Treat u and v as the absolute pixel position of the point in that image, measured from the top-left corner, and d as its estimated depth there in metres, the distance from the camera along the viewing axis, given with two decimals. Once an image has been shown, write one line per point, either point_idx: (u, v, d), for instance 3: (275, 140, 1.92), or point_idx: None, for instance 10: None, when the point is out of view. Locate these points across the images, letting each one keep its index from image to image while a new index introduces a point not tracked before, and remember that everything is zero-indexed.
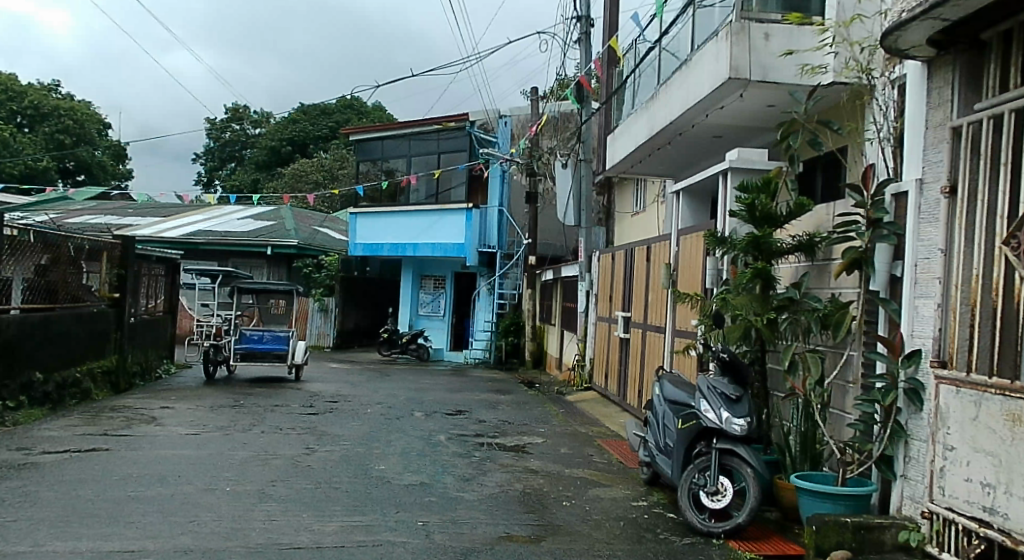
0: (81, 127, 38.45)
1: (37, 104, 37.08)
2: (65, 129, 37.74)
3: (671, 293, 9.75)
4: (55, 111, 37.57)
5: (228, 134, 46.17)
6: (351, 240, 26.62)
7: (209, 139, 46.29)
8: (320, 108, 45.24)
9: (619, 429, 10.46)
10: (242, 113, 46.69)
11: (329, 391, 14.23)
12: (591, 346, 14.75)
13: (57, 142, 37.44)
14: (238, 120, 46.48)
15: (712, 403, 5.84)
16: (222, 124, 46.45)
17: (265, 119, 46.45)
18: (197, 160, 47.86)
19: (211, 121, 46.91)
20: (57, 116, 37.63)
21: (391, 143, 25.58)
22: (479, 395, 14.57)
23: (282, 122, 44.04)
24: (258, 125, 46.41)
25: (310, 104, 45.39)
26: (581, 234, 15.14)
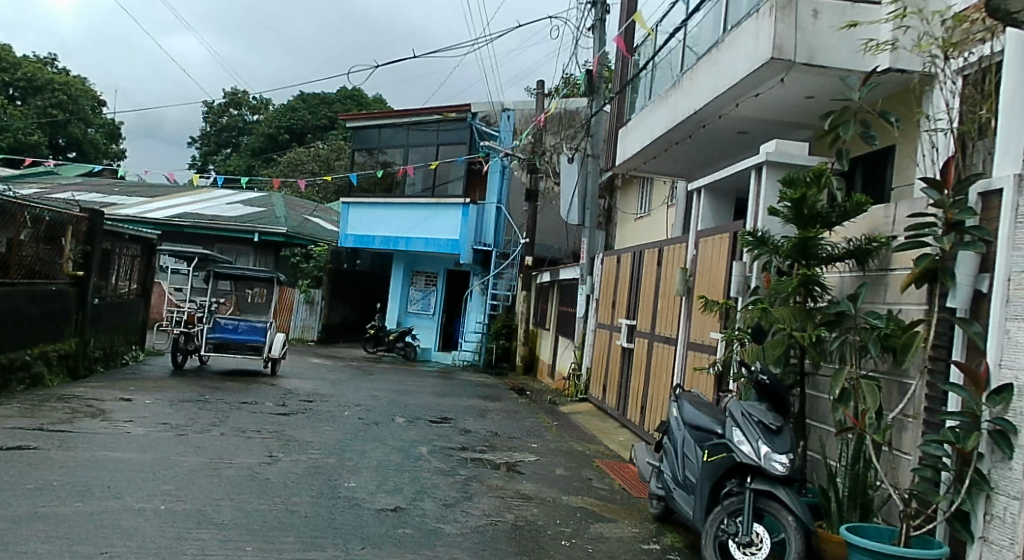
0: (74, 103, 37.02)
1: (31, 76, 35.36)
2: (58, 104, 36.29)
3: (685, 300, 8.82)
4: (49, 85, 36.09)
5: (225, 119, 45.12)
6: (341, 230, 25.58)
7: (205, 122, 45.19)
8: (320, 97, 44.29)
9: (620, 449, 9.50)
10: (241, 97, 45.62)
11: (305, 389, 13.21)
12: (588, 354, 13.79)
13: (49, 118, 35.92)
14: (237, 104, 45.43)
15: (748, 433, 4.87)
16: (220, 108, 45.38)
17: (264, 105, 45.43)
18: (192, 144, 46.72)
19: (208, 104, 45.82)
20: (51, 91, 36.15)
21: (388, 132, 24.56)
22: (467, 401, 13.58)
23: (280, 109, 43.07)
24: (256, 111, 45.40)
25: (310, 93, 44.50)
26: (584, 234, 14.17)
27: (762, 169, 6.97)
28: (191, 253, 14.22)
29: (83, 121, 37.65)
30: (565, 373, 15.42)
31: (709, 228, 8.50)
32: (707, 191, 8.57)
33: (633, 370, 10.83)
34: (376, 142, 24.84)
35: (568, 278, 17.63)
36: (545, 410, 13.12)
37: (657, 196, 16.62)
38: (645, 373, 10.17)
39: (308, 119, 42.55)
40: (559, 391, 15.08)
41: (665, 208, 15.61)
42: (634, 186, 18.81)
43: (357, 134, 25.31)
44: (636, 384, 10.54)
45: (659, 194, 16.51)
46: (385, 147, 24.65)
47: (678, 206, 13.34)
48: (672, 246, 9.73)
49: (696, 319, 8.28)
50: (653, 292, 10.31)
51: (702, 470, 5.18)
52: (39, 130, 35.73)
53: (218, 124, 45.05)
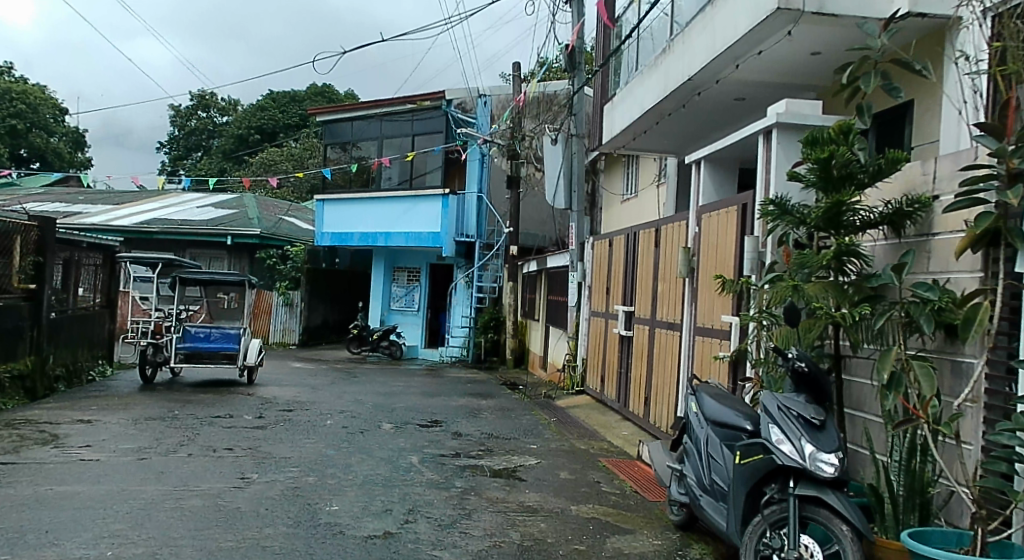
0: (34, 111, 36.04)
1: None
2: (18, 114, 35.30)
3: (688, 281, 8.19)
4: (7, 94, 35.11)
5: (194, 122, 44.01)
6: (318, 229, 24.79)
7: (174, 126, 44.09)
8: (290, 95, 43.34)
9: (625, 445, 8.84)
10: (208, 99, 44.57)
11: (285, 397, 12.48)
12: (583, 344, 13.12)
13: (10, 128, 34.96)
14: (205, 106, 44.36)
15: (788, 431, 4.17)
16: (188, 111, 44.29)
17: (233, 107, 44.43)
18: (161, 149, 45.65)
19: (176, 108, 44.73)
20: (8, 101, 35.21)
21: (360, 124, 23.79)
22: (457, 400, 12.89)
23: (249, 109, 42.10)
24: (226, 113, 44.37)
25: (279, 92, 43.57)
26: (572, 218, 13.50)
27: (772, 133, 6.33)
28: (156, 259, 13.49)
29: (46, 131, 36.64)
30: (559, 365, 14.74)
31: (711, 202, 7.83)
32: (708, 162, 7.90)
33: (633, 359, 10.18)
34: (349, 136, 24.05)
35: (556, 266, 16.96)
36: (541, 406, 12.45)
37: (645, 175, 15.96)
38: (648, 361, 9.52)
39: (279, 118, 41.59)
40: (554, 383, 14.40)
41: (655, 186, 14.95)
42: (618, 166, 18.15)
43: (329, 129, 24.51)
44: (638, 374, 9.88)
45: (647, 173, 15.85)
46: (358, 140, 23.86)
47: (670, 183, 12.70)
48: (670, 224, 9.06)
49: (704, 301, 7.63)
50: (651, 275, 9.65)
51: (734, 474, 4.49)
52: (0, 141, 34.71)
53: (187, 127, 43.96)
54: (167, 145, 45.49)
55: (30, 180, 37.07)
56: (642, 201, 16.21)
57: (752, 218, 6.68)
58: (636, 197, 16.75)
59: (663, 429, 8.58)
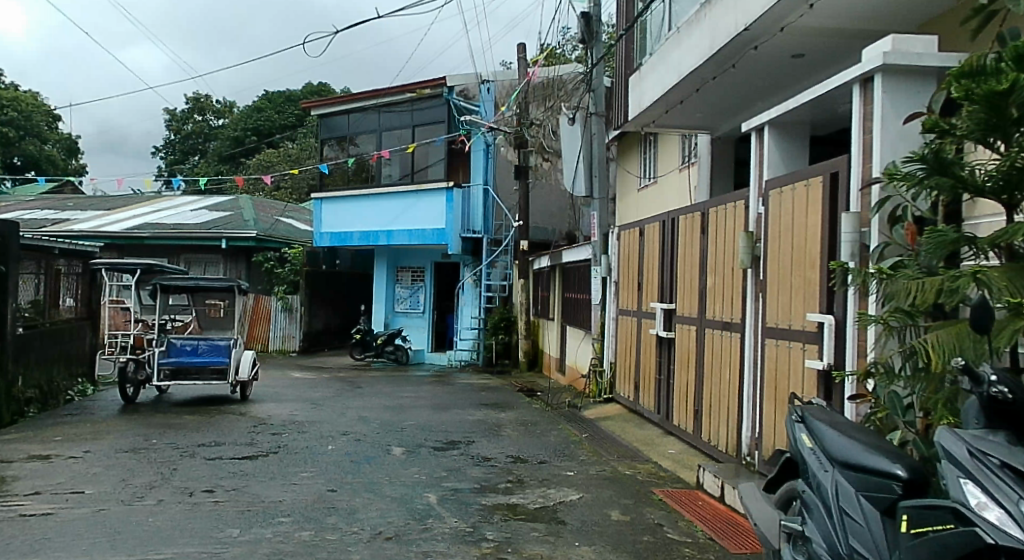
0: (27, 119, 34.56)
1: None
2: (10, 122, 33.89)
3: (750, 272, 6.86)
4: None
5: (190, 125, 42.57)
6: (316, 229, 23.47)
7: (169, 131, 42.69)
8: (285, 95, 42.10)
9: (677, 468, 7.51)
10: (203, 102, 43.28)
11: (282, 415, 11.18)
12: (609, 347, 11.78)
13: (2, 137, 33.51)
14: (201, 110, 43.01)
15: (993, 490, 2.82)
16: (183, 115, 42.89)
17: (230, 109, 43.16)
18: (157, 154, 44.39)
19: (171, 112, 43.37)
20: (1, 109, 33.70)
21: (357, 116, 22.49)
22: (473, 414, 11.58)
23: (244, 110, 40.83)
24: (221, 115, 43.05)
25: (274, 92, 42.30)
26: (594, 207, 12.18)
27: (874, 81, 5.00)
28: (134, 265, 12.22)
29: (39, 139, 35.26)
30: (581, 371, 13.36)
31: (778, 176, 6.44)
32: (774, 127, 6.51)
33: (676, 366, 8.82)
34: (345, 129, 22.75)
35: (572, 261, 15.64)
36: (566, 418, 11.11)
37: (668, 157, 14.63)
38: (696, 369, 8.16)
39: (275, 119, 40.34)
40: (577, 391, 13.06)
41: (682, 168, 13.61)
42: (633, 151, 16.86)
43: (324, 122, 23.21)
44: (684, 382, 8.52)
45: (670, 155, 14.52)
46: (356, 134, 22.54)
47: (699, 164, 11.30)
48: (722, 207, 7.69)
49: (774, 298, 6.29)
50: (697, 266, 8.28)
51: (900, 548, 3.20)
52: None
53: (182, 132, 42.58)
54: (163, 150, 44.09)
55: (23, 189, 35.72)
56: (665, 187, 14.86)
57: (847, 193, 5.31)
58: (656, 185, 15.44)
59: (724, 451, 7.23)
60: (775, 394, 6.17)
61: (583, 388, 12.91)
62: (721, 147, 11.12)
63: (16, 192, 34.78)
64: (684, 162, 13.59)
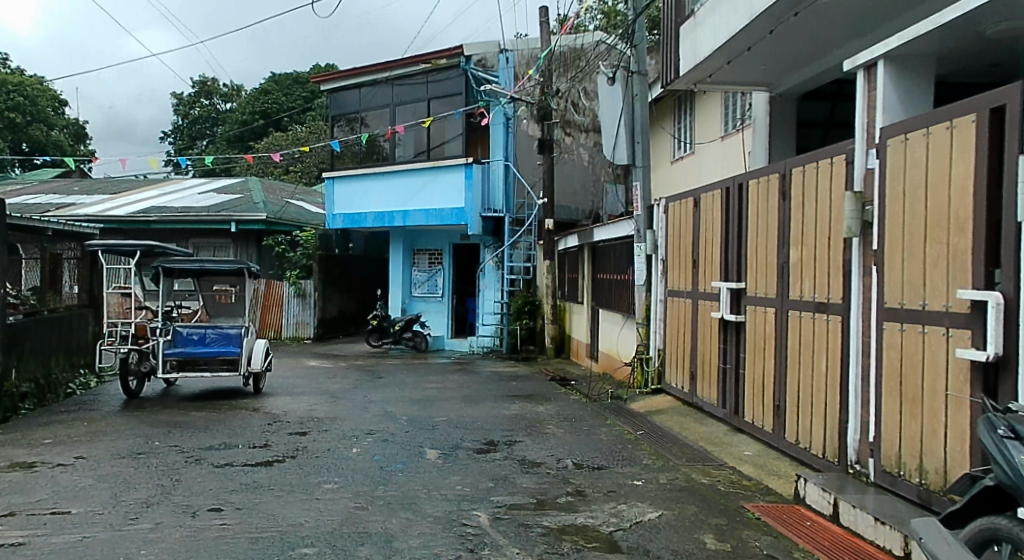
0: (33, 104, 33.49)
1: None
2: (16, 107, 32.87)
3: (854, 241, 5.68)
4: (4, 87, 32.83)
5: (197, 110, 41.31)
6: (328, 210, 22.38)
7: (176, 116, 41.49)
8: (293, 77, 41.02)
9: (763, 475, 6.40)
10: (211, 85, 41.92)
11: (298, 410, 10.14)
12: (656, 333, 10.69)
13: (8, 122, 32.50)
14: (207, 93, 41.76)
15: None
16: (190, 99, 41.66)
17: (237, 92, 41.92)
18: (166, 139, 43.40)
19: (178, 96, 42.27)
20: (5, 94, 32.69)
21: (370, 91, 21.35)
22: (508, 407, 10.54)
23: (252, 93, 39.74)
24: (229, 99, 41.88)
25: (283, 74, 41.20)
26: (634, 175, 11.03)
27: None
28: (133, 247, 11.18)
29: (47, 125, 34.18)
30: (622, 359, 12.18)
31: (896, 122, 5.25)
32: (890, 61, 5.32)
33: (746, 354, 7.61)
34: (357, 105, 21.61)
35: (605, 239, 14.49)
36: (611, 412, 10.01)
37: (710, 123, 13.43)
38: (774, 357, 6.97)
39: (284, 101, 39.33)
40: (619, 380, 11.96)
41: (730, 134, 12.39)
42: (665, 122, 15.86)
43: (335, 98, 22.05)
44: (757, 373, 7.33)
45: (712, 121, 13.33)
46: (368, 109, 21.40)
47: (755, 125, 10.23)
48: (807, 165, 6.52)
49: (895, 271, 5.13)
50: (774, 238, 7.09)
51: None
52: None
53: (189, 116, 41.43)
54: (170, 135, 42.93)
55: (33, 174, 34.80)
56: (705, 156, 13.68)
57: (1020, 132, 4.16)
58: (695, 155, 14.24)
59: (821, 457, 6.08)
60: (901, 391, 5.02)
61: (625, 377, 11.76)
62: (781, 105, 9.82)
63: (21, 177, 33.79)
64: (733, 127, 12.35)
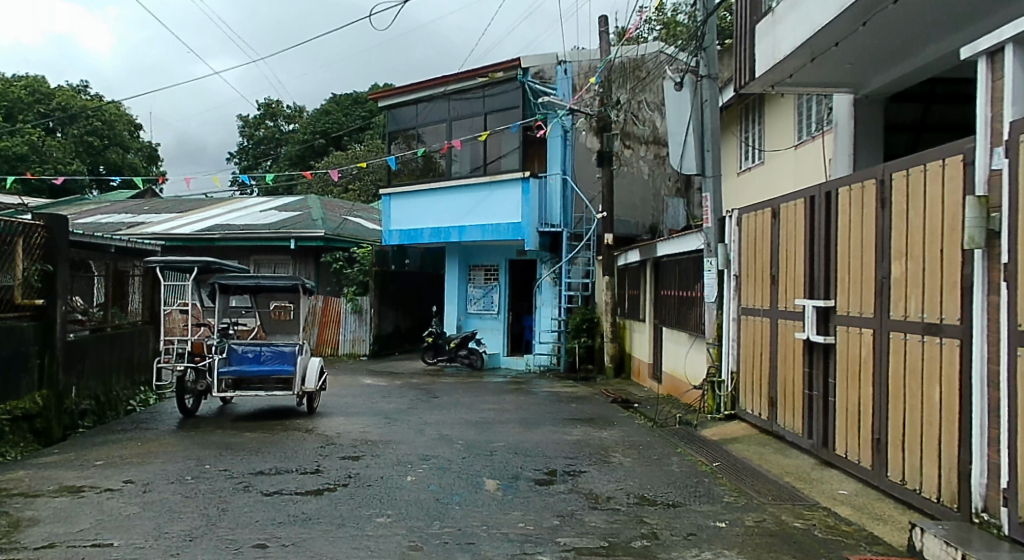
0: (111, 128, 34.21)
1: (66, 104, 33.01)
2: (95, 131, 33.65)
3: (977, 253, 5.11)
4: (83, 112, 33.50)
5: (262, 131, 40.76)
6: (384, 227, 22.16)
7: (242, 137, 40.97)
8: (352, 97, 41.30)
9: (866, 520, 5.76)
10: (275, 107, 41.13)
11: (352, 433, 9.73)
12: (729, 354, 10.10)
13: (86, 146, 33.30)
14: (272, 115, 41.10)
15: None
16: (256, 121, 41.18)
17: (300, 114, 41.41)
18: (231, 160, 43.90)
19: (245, 118, 42.19)
20: (86, 119, 33.51)
21: (427, 107, 21.09)
22: (571, 432, 10.00)
23: (313, 113, 40.04)
24: (293, 120, 41.24)
25: (342, 95, 41.50)
26: (705, 186, 10.48)
27: None
28: (188, 263, 10.79)
29: (125, 148, 34.81)
30: (690, 383, 11.55)
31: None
32: (1018, 46, 4.78)
33: (836, 379, 7.07)
34: (414, 121, 21.37)
35: (670, 253, 13.96)
36: (682, 440, 9.39)
37: (782, 128, 13.13)
38: (872, 382, 6.41)
39: (343, 121, 39.67)
40: (687, 404, 11.32)
41: (805, 142, 12.11)
42: (732, 131, 15.51)
43: (392, 114, 21.86)
44: (851, 400, 6.75)
45: (784, 125, 13.01)
46: (425, 125, 21.13)
47: (837, 131, 9.71)
48: (911, 170, 5.96)
49: None
50: (870, 248, 6.53)
51: None
52: (78, 159, 33.01)
53: (255, 138, 40.87)
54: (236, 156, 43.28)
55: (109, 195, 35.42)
56: (778, 165, 13.33)
57: None
58: (767, 164, 13.89)
59: (937, 501, 5.45)
60: None
61: (694, 402, 11.10)
62: (866, 108, 9.36)
63: (96, 197, 34.44)
64: (807, 134, 12.06)
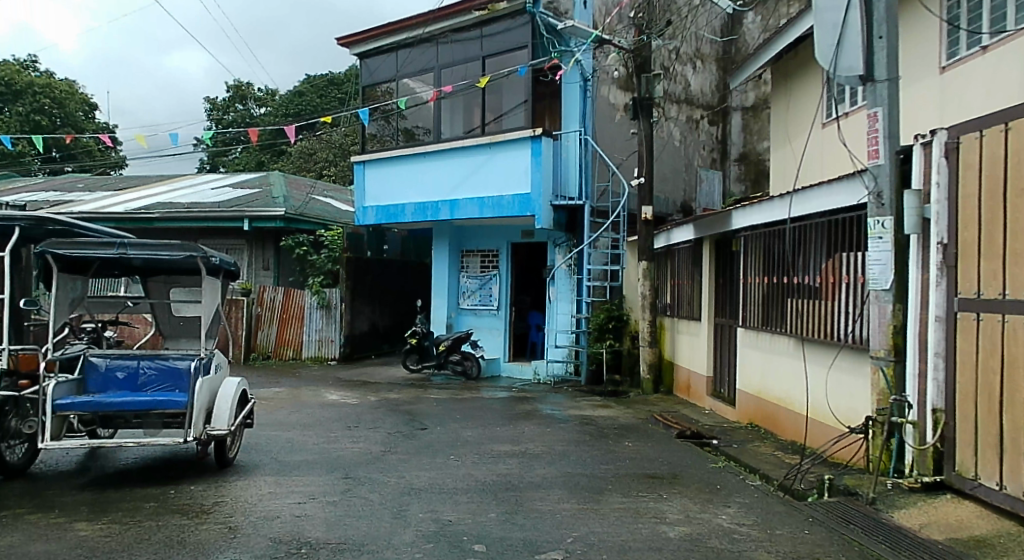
0: (62, 107, 29.03)
1: (9, 80, 27.56)
2: (41, 110, 28.47)
3: None
4: (30, 88, 28.16)
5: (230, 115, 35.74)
6: (357, 203, 17.84)
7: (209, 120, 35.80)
8: (329, 78, 36.96)
9: None
10: (245, 88, 36.20)
11: (284, 514, 5.51)
12: (934, 383, 6.06)
13: (32, 126, 28.09)
14: (242, 98, 36.04)
15: None
16: (224, 104, 36.12)
17: (273, 95, 36.25)
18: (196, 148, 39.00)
19: (213, 101, 37.32)
20: (32, 96, 28.29)
21: (408, 52, 16.79)
22: (661, 515, 5.84)
23: (285, 94, 35.47)
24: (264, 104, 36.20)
25: (317, 75, 37.06)
26: (874, 98, 6.46)
27: None
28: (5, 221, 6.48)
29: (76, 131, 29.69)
30: (833, 427, 7.45)
31: None
32: None
33: None
34: (392, 70, 17.07)
35: (753, 225, 9.80)
36: (879, 538, 5.37)
37: (912, 44, 9.41)
38: None
39: (318, 102, 35.18)
40: (834, 463, 7.22)
41: (971, 56, 8.39)
42: (815, 68, 12.33)
43: (364, 65, 17.57)
44: None
45: (920, 39, 9.25)
46: (407, 75, 16.83)
47: None
48: None
49: None
50: None
51: None
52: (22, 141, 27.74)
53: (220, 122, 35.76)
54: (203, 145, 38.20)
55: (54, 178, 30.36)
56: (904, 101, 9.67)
57: None
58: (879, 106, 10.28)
59: None
60: None
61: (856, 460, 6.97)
62: None
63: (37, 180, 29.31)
64: (978, 44, 8.30)
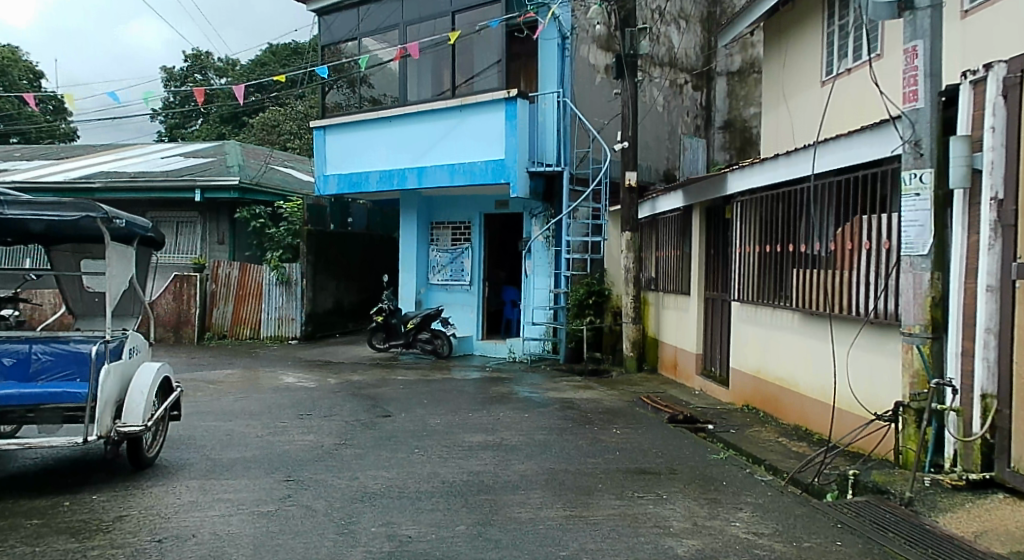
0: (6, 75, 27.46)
1: None
2: None
3: None
4: None
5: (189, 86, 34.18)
6: (318, 172, 16.64)
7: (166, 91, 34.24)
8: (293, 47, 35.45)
9: None
10: (204, 58, 34.63)
11: (203, 528, 4.47)
12: (986, 365, 5.16)
13: None
14: (202, 68, 34.48)
15: None
16: (182, 74, 34.55)
17: (234, 65, 34.72)
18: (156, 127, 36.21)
19: (171, 72, 35.72)
20: None
21: (370, 8, 15.60)
22: (664, 524, 4.86)
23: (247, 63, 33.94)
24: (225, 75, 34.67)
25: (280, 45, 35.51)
26: (914, 31, 5.51)
27: None
28: None
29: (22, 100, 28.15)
30: (859, 415, 6.67)
31: None
32: None
33: None
34: (353, 27, 15.89)
35: (753, 189, 8.82)
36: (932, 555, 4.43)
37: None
38: None
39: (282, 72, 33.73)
40: (855, 454, 6.36)
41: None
42: (814, 23, 11.36)
43: (324, 23, 16.37)
44: None
45: None
46: (368, 32, 15.66)
47: None
48: None
49: None
50: None
51: None
52: None
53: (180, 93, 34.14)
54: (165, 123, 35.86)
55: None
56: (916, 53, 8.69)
57: None
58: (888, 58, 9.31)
59: None
60: None
61: (884, 451, 6.15)
62: None
63: None
64: None
